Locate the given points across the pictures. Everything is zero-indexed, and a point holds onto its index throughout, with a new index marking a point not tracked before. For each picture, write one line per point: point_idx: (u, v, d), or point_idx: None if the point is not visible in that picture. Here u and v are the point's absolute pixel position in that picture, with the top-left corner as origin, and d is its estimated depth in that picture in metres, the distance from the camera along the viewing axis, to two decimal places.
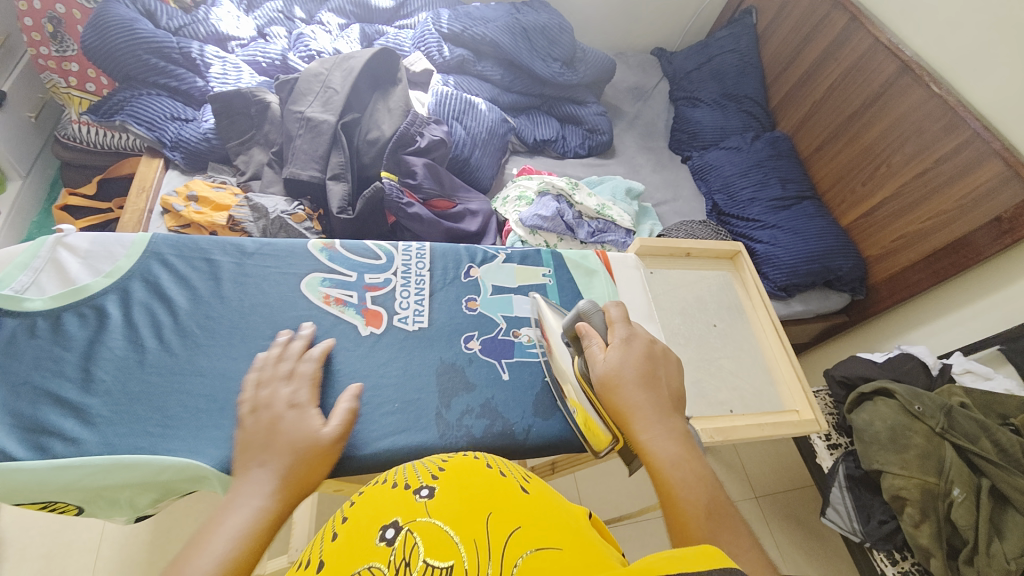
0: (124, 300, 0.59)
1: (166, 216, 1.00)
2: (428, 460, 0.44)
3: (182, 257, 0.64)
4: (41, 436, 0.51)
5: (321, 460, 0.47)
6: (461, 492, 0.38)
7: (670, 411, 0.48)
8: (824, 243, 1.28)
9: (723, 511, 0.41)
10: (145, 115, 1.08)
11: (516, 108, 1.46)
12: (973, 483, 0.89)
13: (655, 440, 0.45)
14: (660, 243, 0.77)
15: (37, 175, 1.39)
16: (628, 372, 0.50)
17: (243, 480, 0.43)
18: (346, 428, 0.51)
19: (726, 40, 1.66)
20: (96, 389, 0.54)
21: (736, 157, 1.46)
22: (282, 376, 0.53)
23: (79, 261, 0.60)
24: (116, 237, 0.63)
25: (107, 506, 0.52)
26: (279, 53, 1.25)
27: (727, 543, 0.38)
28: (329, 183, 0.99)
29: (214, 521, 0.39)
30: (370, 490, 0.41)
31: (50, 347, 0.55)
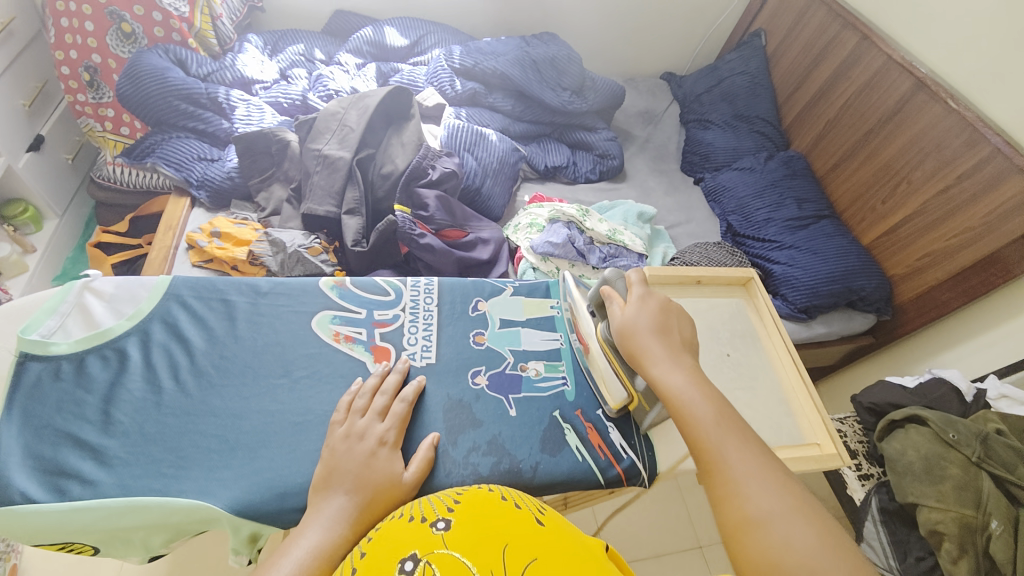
0: (143, 342, 0.62)
1: (191, 253, 1.05)
2: (445, 493, 0.45)
3: (200, 298, 0.66)
4: (62, 477, 0.52)
5: (392, 501, 0.49)
6: (477, 524, 0.39)
7: (681, 350, 0.53)
8: (844, 263, 1.24)
9: (730, 421, 0.47)
10: (174, 157, 1.15)
11: (527, 137, 1.49)
12: (1011, 515, 0.84)
13: (664, 374, 0.50)
14: (669, 271, 0.76)
15: (73, 213, 1.49)
16: (642, 322, 0.55)
17: (324, 509, 0.47)
18: (422, 474, 0.54)
19: (735, 62, 1.67)
20: (114, 430, 0.55)
21: (750, 178, 1.45)
22: (375, 412, 0.56)
23: (104, 304, 0.63)
24: (139, 280, 0.66)
25: (122, 546, 0.53)
26: (299, 94, 1.32)
27: (733, 450, 0.45)
28: (345, 218, 1.03)
29: (291, 541, 0.44)
30: (392, 521, 0.43)
31: (73, 389, 0.57)
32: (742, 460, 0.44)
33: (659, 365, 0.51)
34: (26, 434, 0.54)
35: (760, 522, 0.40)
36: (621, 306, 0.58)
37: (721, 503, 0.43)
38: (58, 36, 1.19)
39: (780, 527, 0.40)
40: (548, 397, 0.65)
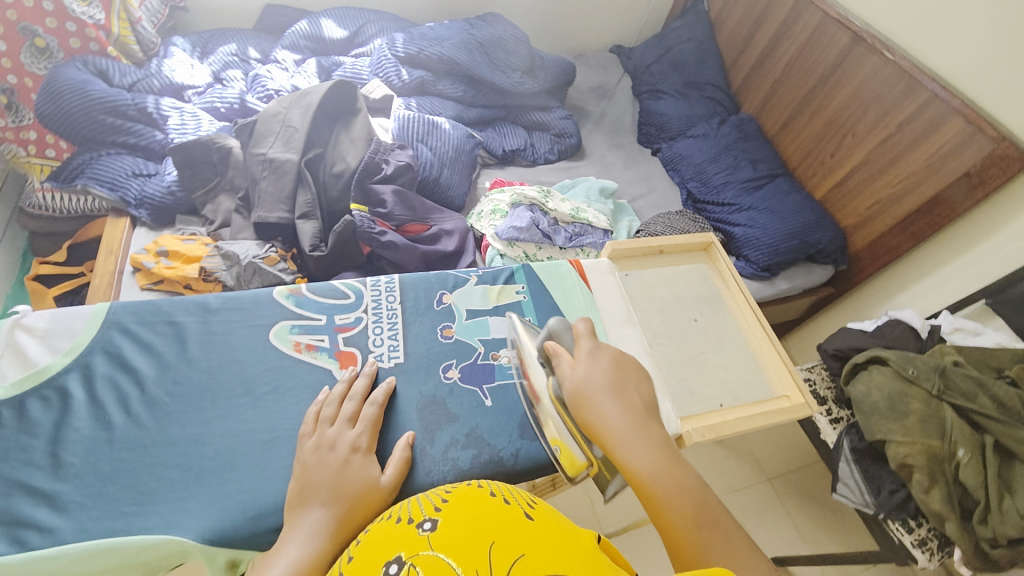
0: (87, 377, 0.58)
1: (137, 275, 0.99)
2: (433, 493, 0.44)
3: (144, 324, 0.62)
4: (15, 529, 0.49)
5: (371, 508, 0.48)
6: (464, 523, 0.38)
7: (645, 421, 0.49)
8: (800, 219, 1.28)
9: (711, 515, 0.42)
10: (107, 177, 1.06)
11: (482, 122, 1.47)
12: (977, 441, 0.89)
13: (630, 453, 0.46)
14: (632, 244, 0.76)
15: (6, 248, 1.38)
16: (597, 384, 0.51)
17: (301, 523, 0.44)
18: (400, 476, 0.53)
19: (681, 30, 1.68)
20: (66, 473, 0.52)
21: (704, 145, 1.47)
22: (345, 418, 0.55)
23: (37, 342, 0.59)
24: (74, 311, 0.61)
25: None
26: (236, 97, 1.25)
27: (720, 549, 0.39)
28: (299, 223, 0.99)
29: (267, 562, 0.42)
30: (377, 528, 0.41)
31: (16, 436, 0.53)
32: (731, 558, 0.39)
33: (625, 443, 0.46)
34: None
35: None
36: (571, 362, 0.54)
37: None
38: None
39: None
40: (524, 382, 0.65)
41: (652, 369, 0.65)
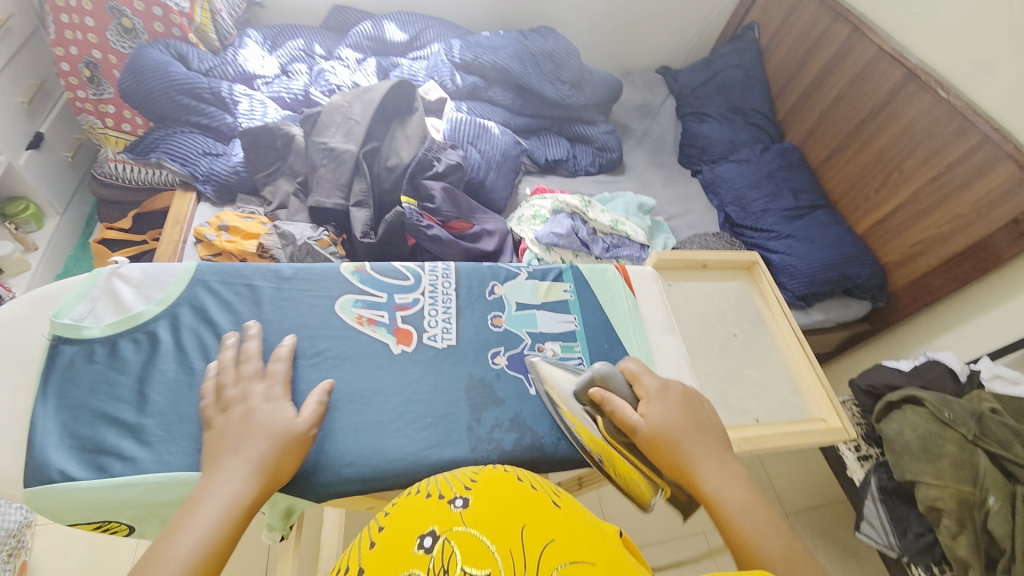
0: (173, 325, 0.61)
1: (198, 246, 1.05)
2: (461, 473, 0.47)
3: (226, 283, 0.66)
4: (101, 455, 0.53)
5: (293, 449, 0.51)
6: (493, 504, 0.41)
7: (725, 457, 0.52)
8: (840, 251, 1.28)
9: (802, 558, 0.42)
10: (178, 152, 1.15)
11: (528, 130, 1.51)
12: (1008, 490, 0.87)
13: (717, 488, 0.49)
14: (677, 256, 0.78)
15: (74, 212, 1.48)
16: (679, 424, 0.54)
17: (216, 485, 0.46)
18: (319, 417, 0.55)
19: (730, 56, 1.68)
20: (151, 410, 0.56)
21: (746, 170, 1.48)
22: (250, 377, 0.55)
23: (133, 290, 0.63)
24: (166, 267, 0.65)
25: (157, 524, 0.53)
26: (302, 89, 1.32)
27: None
28: (353, 210, 1.04)
29: (192, 511, 0.44)
30: (407, 499, 0.45)
31: (108, 372, 0.58)
32: None
33: (712, 480, 0.49)
34: (63, 414, 0.55)
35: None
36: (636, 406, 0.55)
37: None
38: (58, 31, 1.19)
39: None
40: None
41: (692, 378, 0.67)
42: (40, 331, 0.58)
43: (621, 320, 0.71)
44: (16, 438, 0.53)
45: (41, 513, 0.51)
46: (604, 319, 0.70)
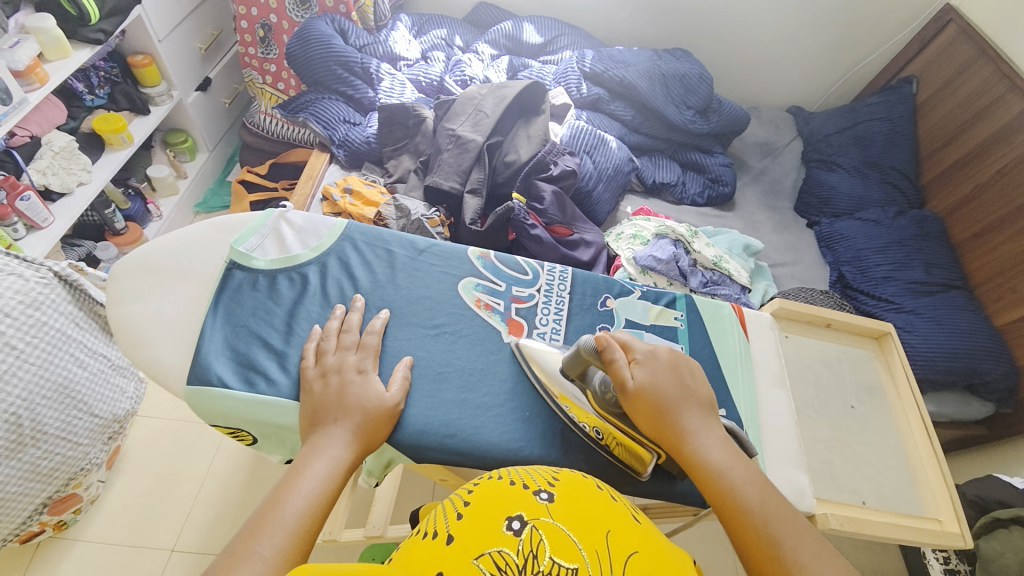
0: (322, 271, 0.67)
1: (324, 203, 1.15)
2: (541, 468, 0.46)
3: (369, 245, 0.71)
4: (249, 372, 0.60)
5: (384, 421, 0.55)
6: (577, 504, 0.40)
7: (708, 417, 0.55)
8: (972, 341, 1.14)
9: (780, 511, 0.48)
10: (323, 117, 1.28)
11: (641, 149, 1.49)
12: None
13: (702, 448, 0.52)
14: (801, 308, 0.73)
15: (219, 151, 1.67)
16: (660, 380, 0.55)
17: (323, 442, 0.51)
18: (402, 393, 0.59)
19: (877, 107, 1.52)
20: (294, 341, 0.62)
21: (873, 231, 1.35)
22: (348, 347, 0.59)
23: (294, 234, 0.70)
24: (323, 219, 0.72)
25: (276, 444, 0.60)
26: (438, 76, 1.40)
27: (788, 539, 0.45)
28: (466, 196, 1.09)
29: (303, 467, 0.49)
30: (486, 481, 0.44)
31: (266, 301, 0.65)
32: (798, 547, 0.45)
33: (696, 440, 0.52)
34: (226, 327, 0.63)
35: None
36: (626, 361, 0.55)
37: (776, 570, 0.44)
38: None
39: None
40: None
41: (798, 440, 0.63)
42: (219, 253, 0.67)
43: (732, 361, 0.67)
44: (189, 339, 0.62)
45: (192, 409, 0.59)
46: (714, 356, 0.67)
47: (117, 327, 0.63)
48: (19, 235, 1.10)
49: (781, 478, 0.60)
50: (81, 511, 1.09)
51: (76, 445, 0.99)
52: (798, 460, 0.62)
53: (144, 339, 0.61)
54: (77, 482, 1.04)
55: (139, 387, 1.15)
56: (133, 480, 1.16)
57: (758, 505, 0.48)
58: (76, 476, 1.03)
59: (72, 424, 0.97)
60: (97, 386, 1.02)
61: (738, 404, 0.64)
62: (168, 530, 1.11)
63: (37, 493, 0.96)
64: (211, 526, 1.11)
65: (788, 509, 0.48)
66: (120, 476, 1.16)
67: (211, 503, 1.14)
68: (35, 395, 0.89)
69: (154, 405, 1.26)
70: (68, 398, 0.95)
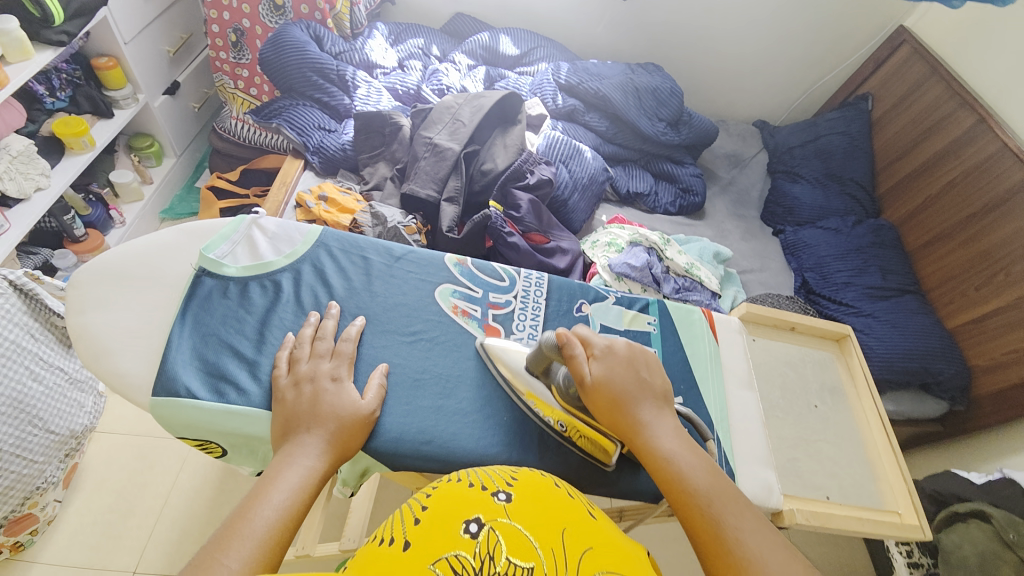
0: (296, 279, 0.66)
1: (298, 211, 1.13)
2: (499, 468, 0.46)
3: (344, 252, 0.70)
4: (219, 381, 0.59)
5: (359, 428, 0.55)
6: (536, 503, 0.41)
7: (662, 408, 0.55)
8: (925, 342, 1.21)
9: (726, 493, 0.49)
10: (298, 123, 1.26)
11: (615, 159, 1.53)
12: None
13: (654, 438, 0.53)
14: (767, 313, 0.76)
15: (187, 156, 1.63)
16: (615, 375, 0.55)
17: (296, 450, 0.50)
18: (378, 401, 0.58)
19: (835, 122, 1.60)
20: (267, 349, 0.61)
21: (834, 239, 1.42)
22: (321, 354, 0.59)
23: (267, 240, 0.69)
24: (297, 226, 0.71)
25: (246, 455, 0.58)
26: (415, 84, 1.40)
27: (731, 520, 0.47)
28: (443, 204, 1.09)
29: (274, 477, 0.48)
30: (445, 483, 0.44)
31: (236, 309, 0.63)
32: (742, 532, 0.46)
33: (649, 430, 0.53)
34: (193, 336, 0.61)
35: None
36: (585, 357, 0.56)
37: (716, 557, 0.45)
38: None
39: None
40: None
41: (765, 439, 0.65)
42: (187, 259, 0.65)
43: (701, 364, 0.69)
44: (155, 349, 0.60)
45: (158, 420, 0.57)
46: (684, 359, 0.69)
47: (78, 337, 0.60)
48: None
49: (750, 477, 0.62)
50: (36, 532, 1.03)
51: (31, 462, 0.93)
52: (766, 458, 0.64)
53: (106, 349, 0.59)
54: (33, 501, 0.98)
55: (99, 402, 1.09)
56: (92, 498, 1.10)
57: (705, 490, 0.49)
58: (31, 495, 0.97)
59: (26, 440, 0.92)
60: (53, 400, 0.96)
61: (708, 405, 0.66)
62: (130, 550, 1.05)
63: None
64: (176, 545, 1.06)
65: (735, 493, 0.50)
66: (76, 496, 1.10)
67: (176, 521, 1.09)
68: None
69: (114, 420, 1.20)
70: (22, 414, 0.90)
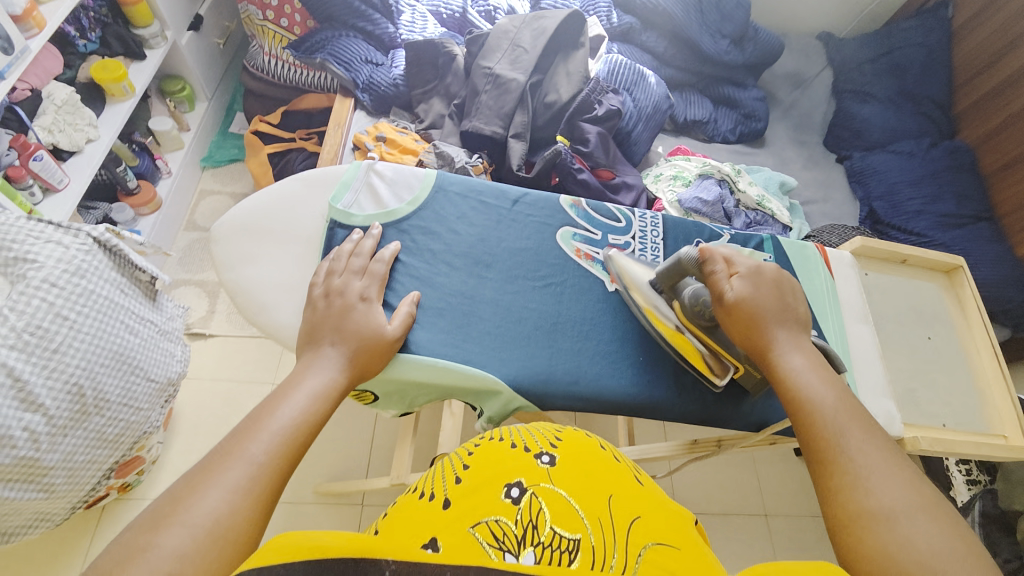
0: (421, 227, 0.66)
1: (357, 153, 1.10)
2: (544, 428, 0.47)
3: (464, 198, 0.69)
4: None
5: (379, 351, 0.55)
6: (578, 466, 0.41)
7: (798, 331, 0.56)
8: (997, 271, 1.19)
9: (852, 413, 0.50)
10: (343, 57, 1.18)
11: (671, 84, 1.42)
12: None
13: (782, 355, 0.54)
14: (879, 246, 0.74)
15: (217, 99, 1.55)
16: (756, 293, 0.56)
17: (317, 359, 0.52)
18: (404, 328, 0.58)
19: (914, 31, 1.46)
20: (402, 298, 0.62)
21: (907, 164, 1.35)
22: (353, 271, 0.59)
23: (387, 187, 0.68)
24: (411, 171, 0.69)
25: (395, 400, 0.62)
26: (460, 5, 1.26)
27: (854, 436, 0.48)
28: (511, 141, 1.05)
29: (293, 384, 0.50)
30: (488, 444, 0.45)
31: None
32: (864, 448, 0.47)
33: (779, 347, 0.54)
34: None
35: (887, 514, 0.42)
36: (726, 275, 0.58)
37: (826, 465, 0.47)
38: None
39: (910, 518, 0.42)
40: None
41: (884, 372, 0.67)
42: (319, 211, 0.66)
43: (820, 300, 0.69)
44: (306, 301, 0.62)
45: None
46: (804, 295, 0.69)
47: (234, 293, 0.64)
48: (37, 198, 1.04)
49: (873, 407, 0.64)
50: (143, 472, 1.12)
51: (138, 409, 0.98)
52: (886, 389, 0.65)
53: (264, 303, 0.62)
54: (140, 446, 1.05)
55: (185, 350, 1.12)
56: (189, 439, 1.20)
57: (831, 406, 0.50)
58: (138, 440, 1.03)
59: (131, 389, 0.96)
60: (150, 351, 0.99)
61: (830, 340, 0.67)
62: None
63: (105, 459, 0.97)
64: None
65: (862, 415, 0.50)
66: (176, 438, 1.20)
67: None
68: (93, 364, 0.88)
69: (198, 367, 1.27)
70: (124, 364, 0.93)
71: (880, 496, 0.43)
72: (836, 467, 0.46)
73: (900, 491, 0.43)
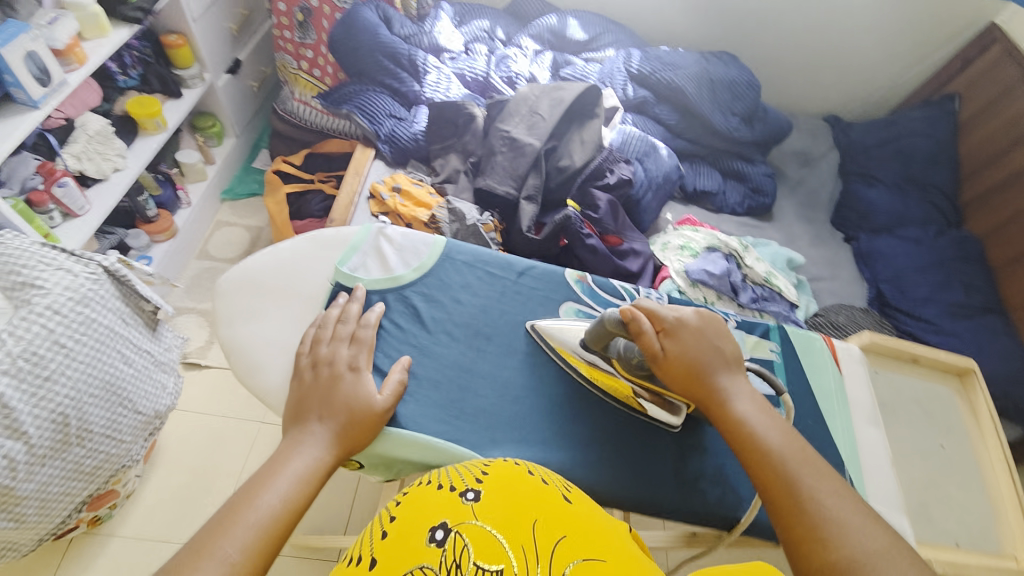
0: (426, 294, 0.66)
1: (371, 202, 1.12)
2: (471, 464, 0.47)
3: (471, 266, 0.70)
4: None
5: (369, 425, 0.55)
6: (502, 497, 0.41)
7: (735, 373, 0.57)
8: (1009, 366, 1.17)
9: (799, 453, 0.51)
10: (368, 110, 1.24)
11: (682, 155, 1.46)
12: None
13: (727, 402, 0.55)
14: (891, 345, 0.74)
15: (245, 136, 1.61)
16: (690, 348, 0.56)
17: (303, 437, 0.52)
18: (394, 398, 0.57)
19: (919, 122, 1.50)
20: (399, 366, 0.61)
21: (914, 250, 1.36)
22: (342, 338, 0.59)
23: (394, 251, 0.69)
24: (421, 237, 0.71)
25: (382, 470, 0.58)
26: (483, 71, 1.35)
27: (807, 478, 0.49)
28: (522, 202, 1.07)
29: (279, 464, 0.50)
30: (416, 489, 0.45)
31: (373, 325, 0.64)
32: (818, 494, 0.47)
33: (723, 394, 0.55)
34: None
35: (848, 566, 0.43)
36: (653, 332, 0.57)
37: (787, 514, 0.47)
38: None
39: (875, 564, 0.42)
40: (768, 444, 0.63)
41: (897, 484, 0.64)
42: (323, 273, 0.66)
43: (828, 398, 0.67)
44: None
45: None
46: (811, 392, 0.67)
47: (228, 350, 0.63)
48: (55, 222, 1.06)
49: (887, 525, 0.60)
50: (116, 506, 1.07)
51: (119, 442, 0.95)
52: (901, 503, 0.62)
53: (257, 363, 0.61)
54: (116, 479, 1.01)
55: (179, 381, 1.09)
56: (167, 475, 1.15)
57: (778, 449, 0.51)
58: (115, 474, 1.00)
59: (116, 421, 0.93)
60: (141, 382, 0.97)
61: (838, 442, 0.64)
62: None
63: (79, 491, 0.92)
64: None
65: (810, 453, 0.51)
66: (154, 472, 1.15)
67: None
68: (82, 394, 0.86)
69: (188, 399, 1.25)
70: (114, 396, 0.91)
71: (840, 545, 0.44)
72: (795, 518, 0.47)
73: (863, 538, 0.44)
